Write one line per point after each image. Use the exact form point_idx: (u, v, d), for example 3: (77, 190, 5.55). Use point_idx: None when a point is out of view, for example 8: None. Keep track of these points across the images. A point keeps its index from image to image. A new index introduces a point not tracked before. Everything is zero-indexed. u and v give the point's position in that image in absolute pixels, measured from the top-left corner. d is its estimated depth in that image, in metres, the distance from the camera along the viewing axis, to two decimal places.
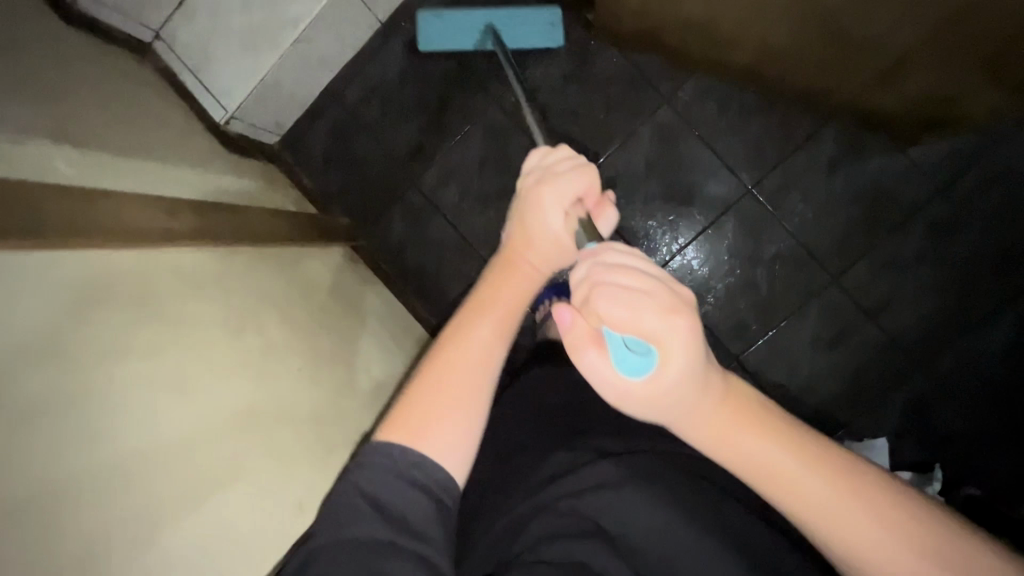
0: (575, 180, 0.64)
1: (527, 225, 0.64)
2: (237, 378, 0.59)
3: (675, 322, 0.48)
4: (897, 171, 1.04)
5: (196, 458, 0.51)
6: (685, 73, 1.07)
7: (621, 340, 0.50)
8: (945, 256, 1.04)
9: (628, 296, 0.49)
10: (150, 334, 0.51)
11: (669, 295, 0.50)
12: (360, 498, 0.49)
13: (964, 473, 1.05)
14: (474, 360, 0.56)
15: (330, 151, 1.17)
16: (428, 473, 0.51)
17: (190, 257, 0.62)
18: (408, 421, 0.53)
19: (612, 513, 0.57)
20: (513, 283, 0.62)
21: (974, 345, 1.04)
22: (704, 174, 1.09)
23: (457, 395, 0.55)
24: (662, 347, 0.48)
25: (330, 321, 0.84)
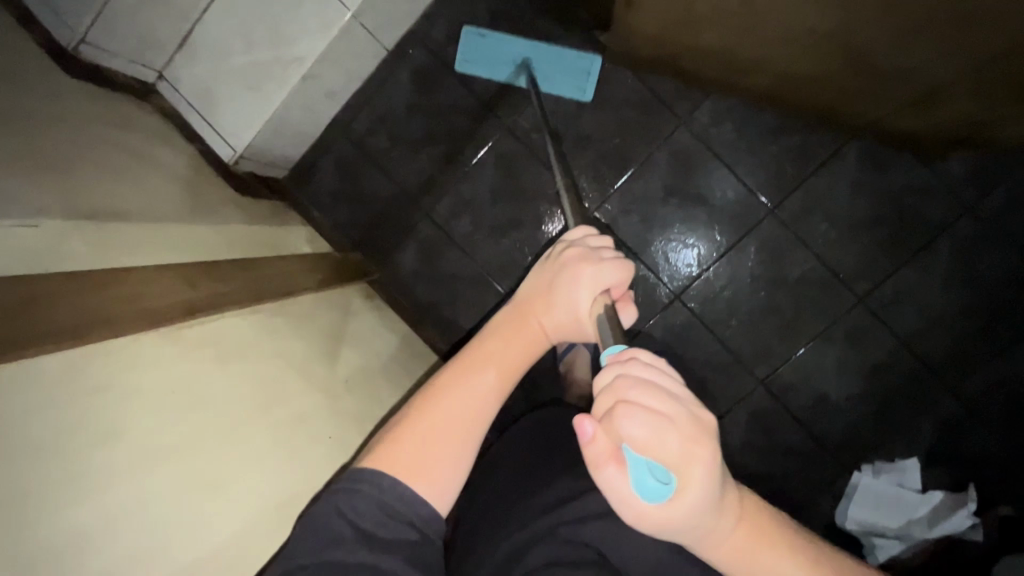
0: (616, 271, 0.55)
1: (552, 297, 0.56)
2: (263, 462, 0.58)
3: (699, 452, 0.40)
4: (921, 188, 1.02)
5: (230, 559, 0.52)
6: (701, 95, 1.05)
7: (643, 465, 0.40)
8: (971, 273, 1.02)
9: (654, 420, 0.40)
10: (164, 416, 0.50)
11: (695, 416, 0.41)
12: (342, 522, 0.47)
13: (996, 493, 1.03)
14: (459, 420, 0.52)
15: (339, 184, 1.15)
16: (410, 508, 0.48)
17: (218, 331, 0.61)
18: (394, 463, 0.49)
19: (616, 540, 0.55)
20: (519, 346, 0.56)
21: (1002, 363, 1.02)
22: (724, 196, 1.06)
23: (443, 450, 0.51)
24: (685, 476, 0.40)
25: (351, 371, 0.82)
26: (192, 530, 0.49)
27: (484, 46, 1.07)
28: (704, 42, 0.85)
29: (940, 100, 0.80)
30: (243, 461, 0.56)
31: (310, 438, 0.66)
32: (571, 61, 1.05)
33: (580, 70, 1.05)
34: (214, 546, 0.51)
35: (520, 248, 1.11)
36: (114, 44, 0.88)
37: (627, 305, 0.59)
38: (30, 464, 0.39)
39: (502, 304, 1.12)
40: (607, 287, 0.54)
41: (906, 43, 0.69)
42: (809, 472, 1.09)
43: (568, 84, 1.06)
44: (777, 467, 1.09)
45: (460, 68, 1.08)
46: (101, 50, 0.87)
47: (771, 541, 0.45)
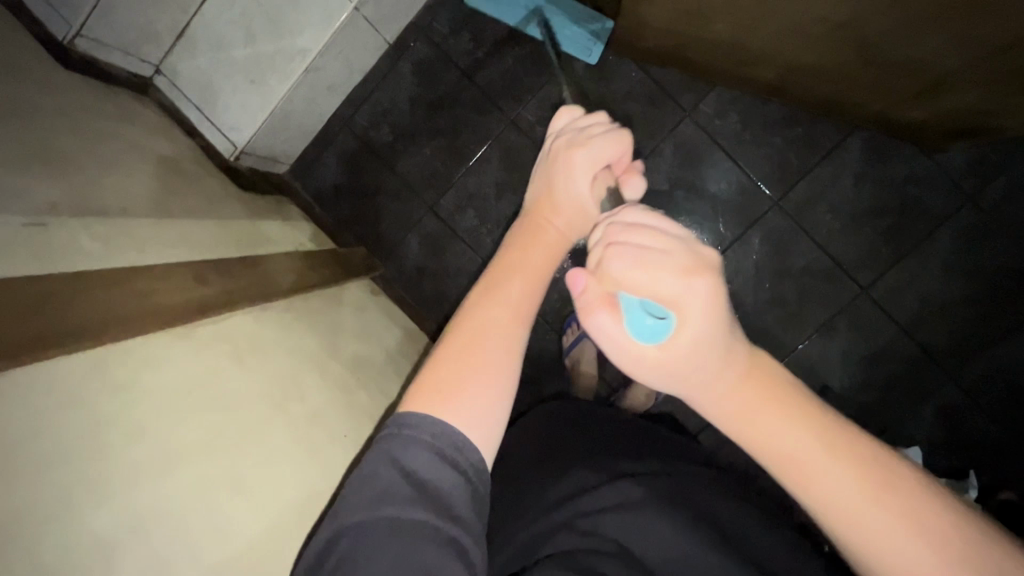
0: (609, 141, 0.53)
1: (554, 192, 0.54)
2: (284, 463, 0.57)
3: (695, 285, 0.39)
4: (923, 178, 1.03)
5: (257, 564, 0.50)
6: (705, 87, 1.05)
7: (638, 305, 0.41)
8: (972, 261, 1.03)
9: (644, 256, 0.40)
10: (186, 414, 0.49)
11: (691, 253, 0.41)
12: (393, 468, 0.44)
13: (997, 478, 1.04)
14: (497, 340, 0.48)
15: (340, 178, 1.13)
16: (462, 454, 0.45)
17: (233, 329, 0.60)
18: (434, 391, 0.46)
19: (635, 534, 0.53)
20: (538, 253, 0.53)
21: (1002, 350, 1.04)
22: (728, 188, 1.07)
23: (486, 374, 0.47)
24: (682, 310, 0.40)
25: (363, 368, 0.81)
26: (219, 530, 0.48)
27: None
28: (711, 34, 0.85)
29: (945, 91, 0.80)
30: (265, 460, 0.55)
31: (326, 435, 0.66)
32: (584, 22, 0.99)
33: (591, 32, 0.99)
34: (243, 545, 0.50)
35: None
36: (112, 37, 0.84)
37: (634, 175, 0.56)
38: (54, 466, 0.38)
39: None
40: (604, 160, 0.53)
41: (915, 34, 0.69)
42: None
43: (574, 46, 1.01)
44: None
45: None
46: (100, 43, 0.83)
47: (781, 403, 0.39)
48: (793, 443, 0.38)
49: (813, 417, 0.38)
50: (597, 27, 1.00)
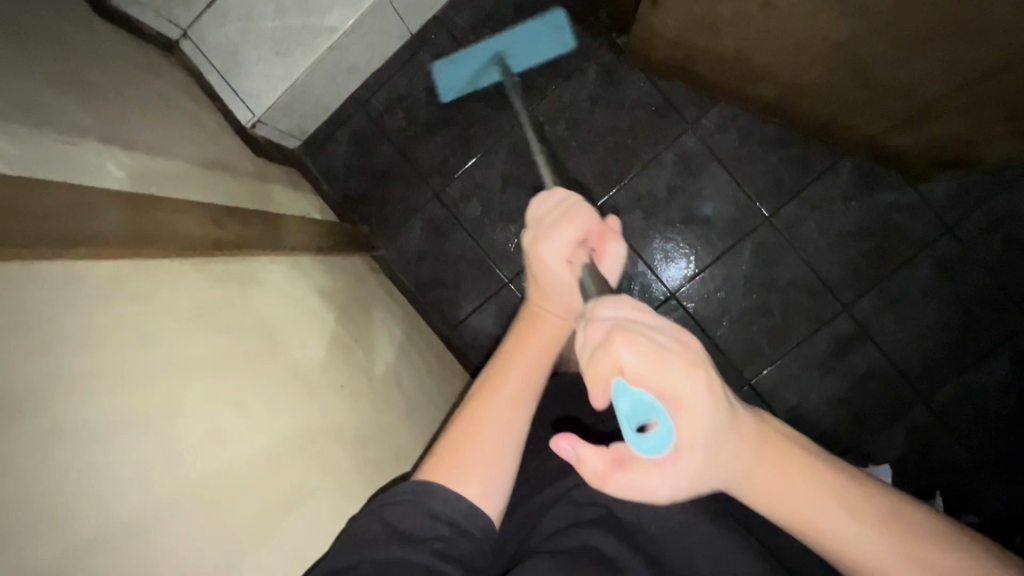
0: (568, 225, 0.65)
1: (540, 284, 0.68)
2: (285, 389, 0.60)
3: (690, 376, 0.43)
4: (907, 207, 1.08)
5: (257, 474, 0.52)
6: (709, 101, 1.10)
7: (637, 412, 0.44)
8: (948, 289, 1.08)
9: (641, 349, 0.43)
10: (200, 336, 0.52)
11: (685, 346, 0.45)
12: (381, 526, 0.52)
13: (964, 501, 1.08)
14: (501, 419, 0.62)
15: (351, 158, 1.16)
16: (448, 505, 0.55)
17: (249, 267, 0.64)
18: (437, 468, 0.58)
19: (631, 501, 0.58)
20: (538, 341, 0.68)
21: (972, 376, 1.09)
22: (723, 200, 1.11)
23: (491, 446, 0.60)
24: (685, 409, 0.43)
25: (363, 331, 0.83)
26: (222, 446, 0.50)
27: (454, 70, 1.09)
28: (720, 47, 0.90)
29: (924, 120, 0.86)
30: (267, 394, 0.57)
31: (326, 388, 0.67)
32: (535, 32, 1.07)
33: (548, 30, 1.07)
34: (241, 466, 0.51)
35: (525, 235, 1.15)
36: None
37: (613, 241, 0.68)
38: (83, 348, 0.41)
39: (503, 289, 1.15)
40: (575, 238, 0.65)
41: (903, 58, 0.74)
42: None
43: (542, 50, 1.09)
44: None
45: (444, 99, 1.13)
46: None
47: (808, 476, 0.44)
48: (822, 517, 0.44)
49: (848, 492, 0.44)
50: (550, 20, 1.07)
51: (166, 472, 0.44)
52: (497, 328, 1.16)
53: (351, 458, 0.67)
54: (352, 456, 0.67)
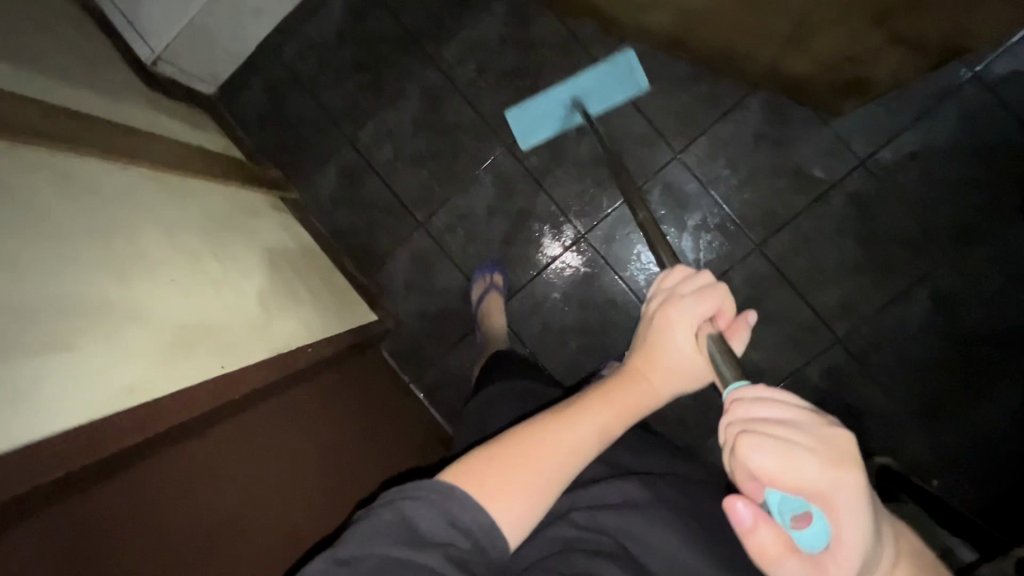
0: (705, 297, 0.55)
1: (650, 347, 0.57)
2: (87, 267, 0.55)
3: (844, 477, 0.36)
4: (822, 144, 1.06)
5: (37, 326, 0.47)
6: (616, 40, 1.09)
7: (780, 504, 0.38)
8: (865, 226, 1.06)
9: (781, 445, 0.38)
10: (2, 207, 0.50)
11: (823, 441, 0.38)
12: (399, 516, 0.43)
13: (882, 445, 1.06)
14: (560, 463, 0.49)
15: (266, 105, 1.17)
16: (472, 516, 0.44)
17: (59, 159, 0.60)
18: (479, 480, 0.46)
19: (637, 535, 0.52)
20: (627, 403, 0.55)
21: (890, 318, 1.06)
22: (632, 139, 1.09)
23: (541, 480, 0.48)
24: (837, 509, 0.36)
25: (228, 249, 0.80)
26: (28, 312, 0.47)
27: (528, 114, 1.06)
28: None
29: (808, 36, 0.83)
30: (90, 281, 0.55)
31: (176, 293, 0.65)
32: (609, 71, 1.03)
33: (622, 70, 1.02)
34: (54, 341, 0.48)
35: (436, 179, 1.15)
36: None
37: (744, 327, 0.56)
38: None
39: (417, 233, 1.16)
40: (712, 313, 0.55)
41: None
42: (702, 415, 1.11)
43: (616, 87, 1.04)
44: (673, 409, 1.12)
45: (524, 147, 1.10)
46: None
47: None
48: None
49: None
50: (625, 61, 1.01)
51: None
52: (411, 273, 1.16)
53: (204, 364, 0.64)
54: (203, 361, 0.64)
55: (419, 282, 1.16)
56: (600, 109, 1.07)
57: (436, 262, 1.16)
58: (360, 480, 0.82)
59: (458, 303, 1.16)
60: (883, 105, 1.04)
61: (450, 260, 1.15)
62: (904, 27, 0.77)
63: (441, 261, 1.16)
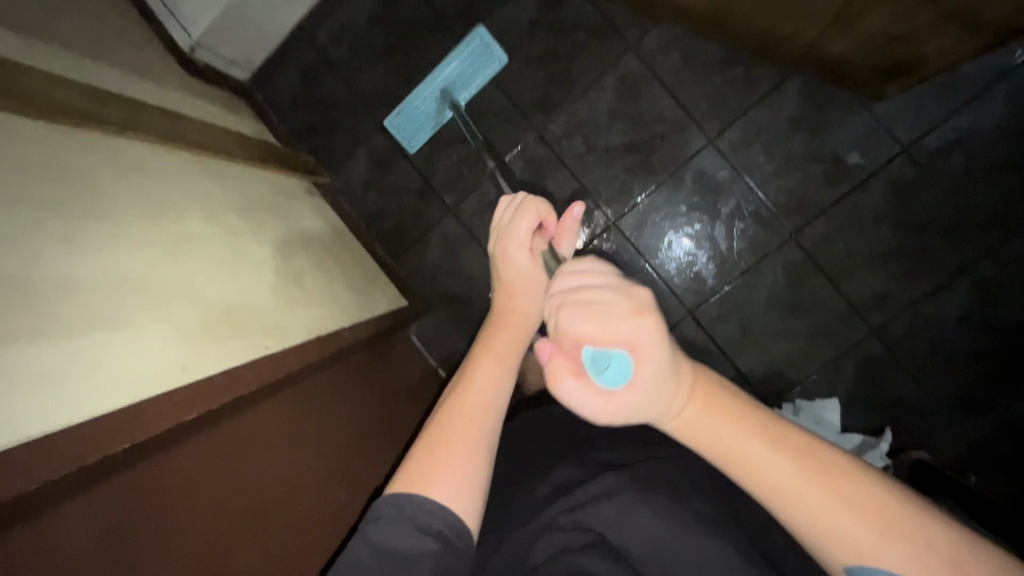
0: (526, 215, 0.62)
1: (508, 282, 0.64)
2: (142, 249, 0.57)
3: (643, 323, 0.45)
4: (863, 129, 1.02)
5: (100, 305, 0.50)
6: (650, 22, 1.06)
7: (590, 355, 0.46)
8: (905, 213, 1.03)
9: (593, 308, 0.46)
10: (64, 189, 0.52)
11: (629, 295, 0.47)
12: (370, 550, 0.46)
13: (915, 437, 1.05)
14: (478, 418, 0.55)
15: (298, 89, 1.18)
16: (432, 515, 0.48)
17: (108, 142, 0.61)
18: (419, 476, 0.50)
19: (618, 524, 0.54)
20: (502, 341, 0.62)
21: (927, 309, 1.03)
22: (664, 124, 1.08)
23: (467, 442, 0.53)
24: (637, 352, 0.45)
25: (265, 232, 0.81)
26: (90, 291, 0.49)
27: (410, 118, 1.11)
28: None
29: (853, 17, 0.80)
30: (144, 262, 0.57)
31: (220, 276, 0.67)
32: (468, 56, 1.08)
33: (477, 50, 1.08)
34: (115, 319, 0.50)
35: (464, 163, 1.15)
36: None
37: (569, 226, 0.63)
38: None
39: (445, 218, 1.16)
40: (535, 222, 0.62)
41: None
42: None
43: (471, 71, 1.09)
44: None
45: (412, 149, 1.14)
46: None
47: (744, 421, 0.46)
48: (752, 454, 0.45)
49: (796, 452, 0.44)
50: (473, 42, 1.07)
51: (25, 296, 0.43)
52: (438, 258, 1.17)
53: (248, 345, 0.66)
54: (247, 342, 0.66)
55: (447, 266, 1.17)
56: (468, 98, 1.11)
57: (464, 248, 1.16)
58: (385, 459, 0.85)
59: (485, 289, 1.16)
60: (928, 89, 1.00)
61: (478, 245, 1.16)
62: (959, 10, 0.73)
63: (469, 247, 1.16)
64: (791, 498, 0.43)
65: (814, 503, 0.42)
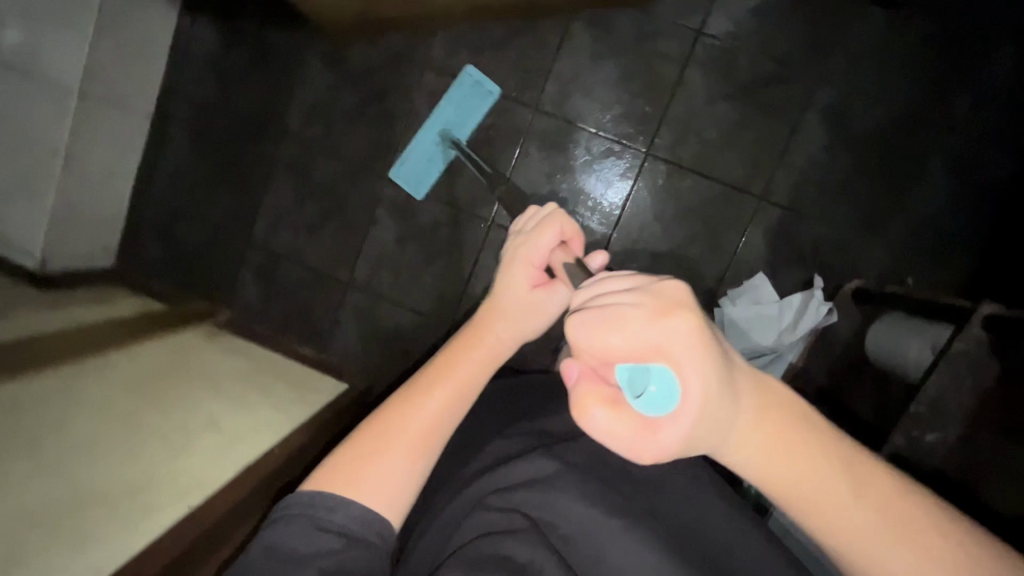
0: (550, 226, 0.63)
1: (501, 294, 0.64)
2: (15, 487, 0.59)
3: (670, 324, 0.41)
4: (656, 32, 1.06)
5: None
6: (430, 36, 1.11)
7: (626, 370, 0.42)
8: (730, 85, 1.06)
9: (613, 317, 0.43)
10: None
11: (656, 295, 0.43)
12: (265, 547, 0.47)
13: (845, 271, 1.08)
14: (415, 431, 0.54)
15: (162, 248, 1.21)
16: (337, 513, 0.49)
17: None
18: (339, 478, 0.51)
19: (547, 505, 0.54)
20: (470, 364, 0.59)
21: (796, 156, 1.07)
22: (489, 114, 1.11)
23: (404, 456, 0.53)
24: (671, 359, 0.40)
25: (162, 396, 0.81)
26: None
27: (415, 165, 1.11)
28: None
29: None
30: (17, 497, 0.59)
31: (119, 466, 0.68)
32: (461, 92, 1.09)
33: (470, 85, 1.09)
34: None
35: (339, 237, 1.18)
36: None
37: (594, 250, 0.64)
38: None
39: (348, 293, 1.19)
40: (558, 239, 0.63)
41: None
42: None
43: (473, 104, 1.09)
44: None
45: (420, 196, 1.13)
46: None
47: (806, 442, 0.42)
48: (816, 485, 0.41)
49: (858, 470, 0.41)
50: (469, 78, 1.09)
51: None
52: (360, 332, 1.20)
53: (170, 515, 0.67)
54: (168, 513, 0.67)
55: (371, 336, 1.19)
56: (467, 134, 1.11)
57: (377, 311, 1.19)
58: None
59: (414, 336, 1.18)
60: None
61: (389, 301, 1.18)
62: None
63: (381, 308, 1.18)
64: (810, 493, 0.41)
65: (863, 525, 0.40)
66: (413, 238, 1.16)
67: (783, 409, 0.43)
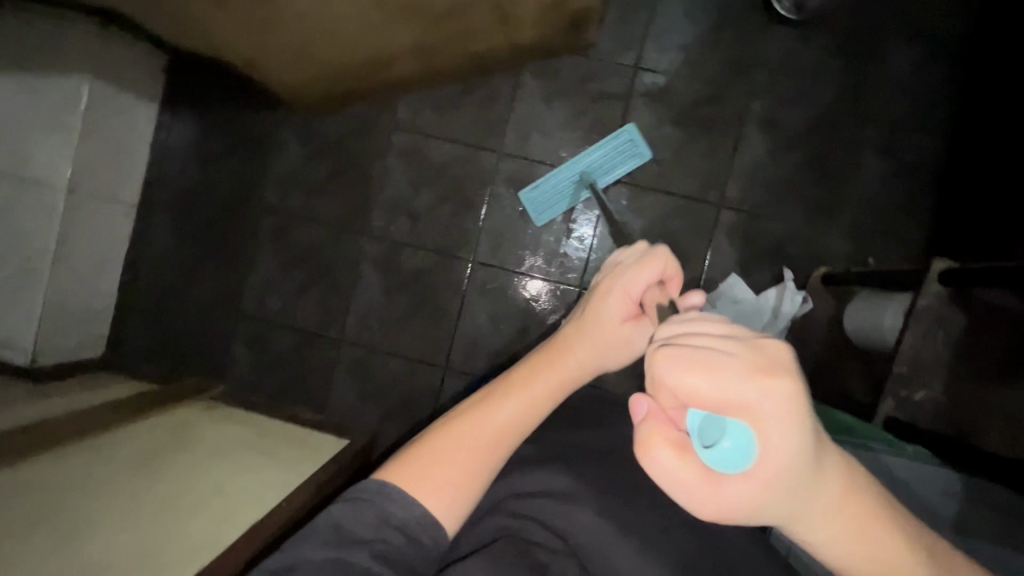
0: (653, 260, 0.52)
1: (585, 321, 0.54)
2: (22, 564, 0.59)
3: (770, 386, 0.34)
4: (597, 72, 1.17)
5: None
6: (393, 101, 1.20)
7: (702, 419, 0.36)
8: (672, 108, 1.16)
9: (706, 362, 0.36)
10: None
11: (754, 349, 0.36)
12: (330, 525, 0.47)
13: (810, 261, 1.14)
14: (486, 439, 0.52)
15: (151, 332, 1.22)
16: (404, 509, 0.48)
17: None
18: (406, 474, 0.50)
19: (565, 518, 0.54)
20: (545, 384, 0.54)
21: (743, 163, 1.16)
22: (457, 163, 1.19)
23: (470, 467, 0.51)
24: (760, 420, 0.35)
25: (162, 470, 0.80)
26: None
27: (543, 191, 1.15)
28: (334, 61, 1.00)
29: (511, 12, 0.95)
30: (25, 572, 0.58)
31: (125, 534, 0.68)
32: (614, 143, 1.15)
33: (624, 142, 1.15)
34: None
35: (326, 297, 1.21)
36: None
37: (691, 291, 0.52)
38: None
39: (341, 350, 1.20)
40: (658, 278, 0.52)
41: None
42: None
43: (622, 160, 1.15)
44: None
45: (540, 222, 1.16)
46: None
47: (877, 521, 0.40)
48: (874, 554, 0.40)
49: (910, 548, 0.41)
50: (626, 135, 1.15)
51: None
52: (356, 387, 1.20)
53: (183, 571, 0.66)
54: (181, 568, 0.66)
55: (367, 389, 1.20)
56: (605, 183, 1.16)
57: (371, 363, 1.20)
58: None
59: (410, 383, 1.19)
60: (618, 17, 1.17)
61: (381, 352, 1.20)
62: None
63: (374, 360, 1.20)
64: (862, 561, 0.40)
65: None
66: (399, 287, 1.20)
67: (858, 491, 0.40)
